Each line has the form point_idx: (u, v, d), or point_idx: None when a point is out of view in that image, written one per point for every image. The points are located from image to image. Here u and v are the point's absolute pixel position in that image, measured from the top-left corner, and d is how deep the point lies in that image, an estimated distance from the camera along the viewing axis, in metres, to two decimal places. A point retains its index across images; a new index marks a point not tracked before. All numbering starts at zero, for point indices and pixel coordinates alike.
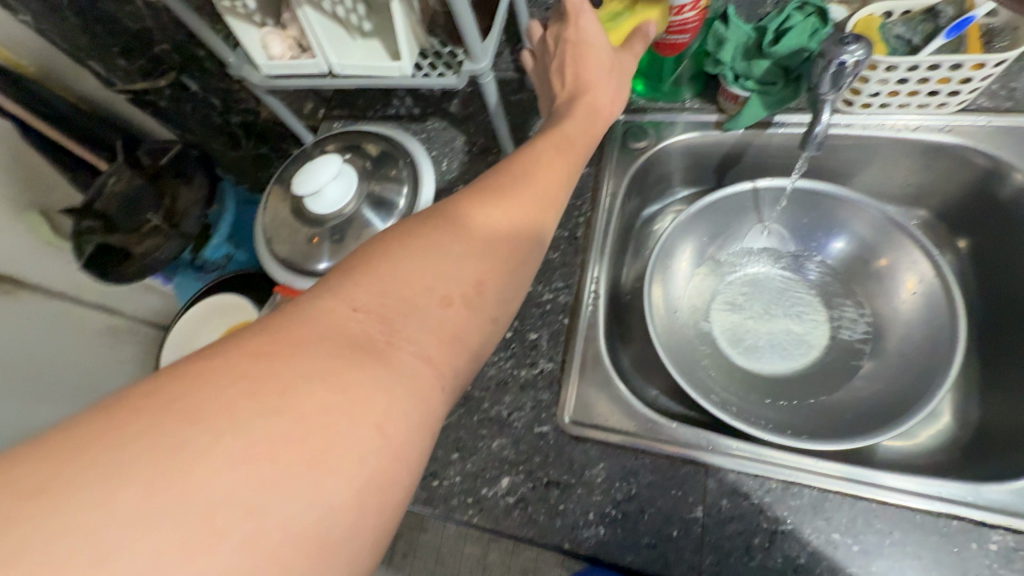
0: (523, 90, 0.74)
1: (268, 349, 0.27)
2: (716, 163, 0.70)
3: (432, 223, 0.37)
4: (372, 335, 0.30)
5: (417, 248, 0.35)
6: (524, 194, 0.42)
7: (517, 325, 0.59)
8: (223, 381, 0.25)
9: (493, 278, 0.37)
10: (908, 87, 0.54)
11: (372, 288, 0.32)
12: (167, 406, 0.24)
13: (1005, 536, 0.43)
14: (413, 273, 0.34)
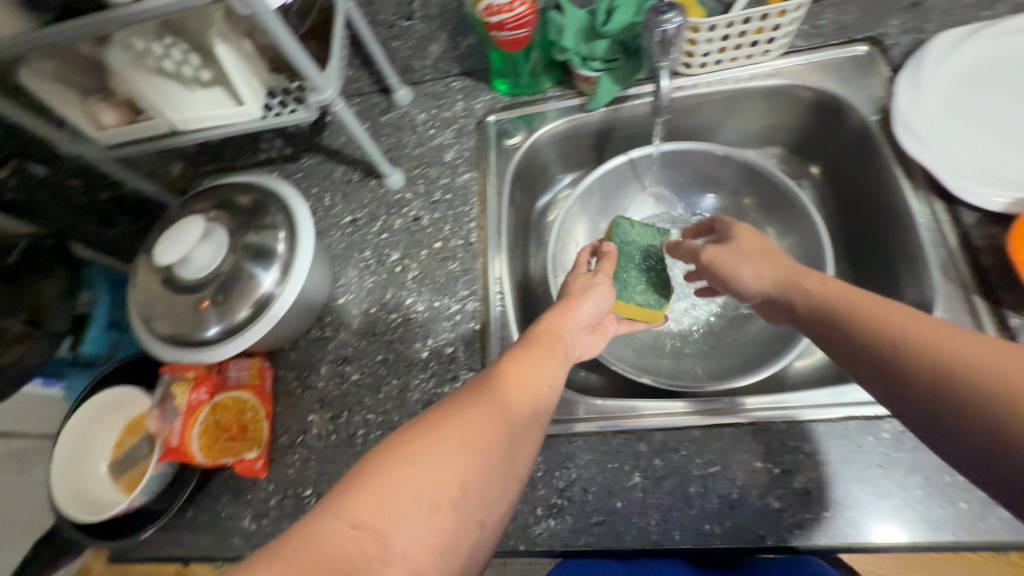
0: (392, 109, 0.73)
1: None
2: (589, 143, 0.72)
3: (429, 423, 0.36)
4: (363, 558, 0.27)
5: (417, 453, 0.33)
6: (519, 389, 0.42)
7: (432, 343, 0.59)
8: None
9: (486, 477, 0.34)
10: (731, 42, 0.59)
11: (364, 501, 0.30)
12: None
13: (894, 423, 0.47)
14: (402, 479, 0.31)
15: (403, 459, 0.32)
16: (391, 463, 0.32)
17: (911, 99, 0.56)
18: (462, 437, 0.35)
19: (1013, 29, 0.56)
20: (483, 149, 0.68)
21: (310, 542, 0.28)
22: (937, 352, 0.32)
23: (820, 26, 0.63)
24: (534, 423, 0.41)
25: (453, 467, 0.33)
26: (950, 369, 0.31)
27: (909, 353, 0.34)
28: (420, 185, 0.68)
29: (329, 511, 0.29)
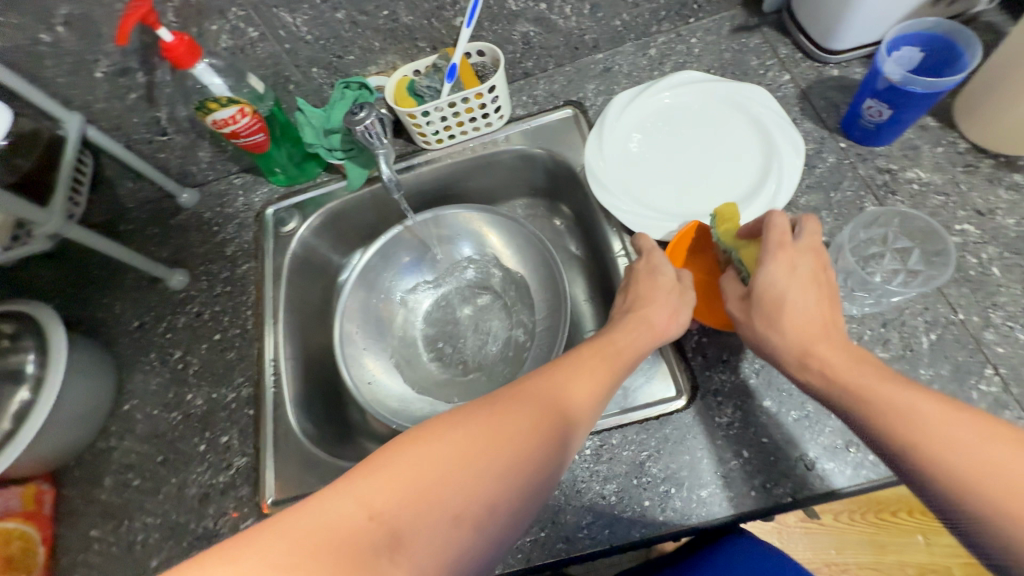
0: (180, 212, 0.77)
1: (382, 509, 0.31)
2: (362, 220, 0.77)
3: (491, 414, 0.38)
4: (375, 548, 0.30)
5: (450, 449, 0.35)
6: (576, 384, 0.43)
7: (209, 435, 0.62)
8: (286, 543, 0.29)
9: (501, 498, 0.35)
10: (452, 121, 0.68)
11: (393, 493, 0.32)
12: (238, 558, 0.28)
13: (593, 439, 0.53)
14: (479, 449, 0.35)
15: (427, 442, 0.35)
16: (393, 460, 0.34)
17: (596, 151, 0.66)
18: (489, 451, 0.36)
19: (674, 85, 0.67)
20: (262, 239, 0.73)
21: (290, 517, 0.30)
22: (915, 422, 0.35)
23: (535, 96, 0.73)
24: (575, 431, 0.41)
25: (477, 487, 0.34)
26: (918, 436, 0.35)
27: (886, 418, 0.37)
28: (203, 281, 0.72)
29: (383, 471, 0.33)
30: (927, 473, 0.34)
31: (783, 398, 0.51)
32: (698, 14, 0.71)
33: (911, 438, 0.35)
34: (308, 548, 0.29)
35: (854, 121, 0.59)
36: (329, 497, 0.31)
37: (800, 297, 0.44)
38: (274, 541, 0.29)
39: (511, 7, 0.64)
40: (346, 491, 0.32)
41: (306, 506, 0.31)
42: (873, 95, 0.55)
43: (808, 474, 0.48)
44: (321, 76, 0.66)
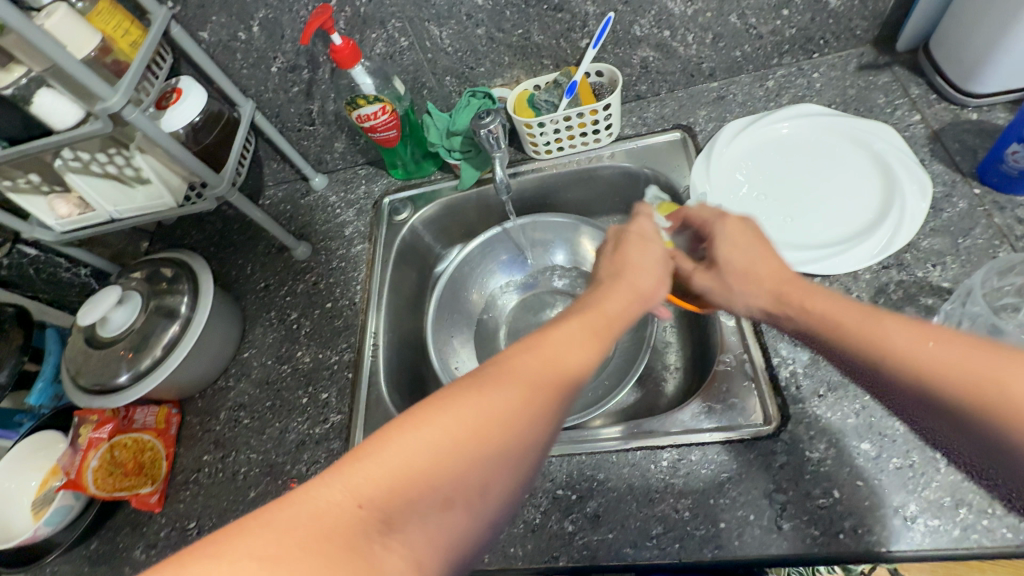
0: (311, 193, 0.87)
1: (367, 496, 0.30)
2: (464, 219, 0.84)
3: (479, 391, 0.36)
4: (364, 540, 0.28)
5: (437, 432, 0.33)
6: (568, 355, 0.39)
7: (312, 390, 0.69)
8: (265, 538, 0.27)
9: (496, 475, 0.33)
10: (564, 133, 0.72)
11: (378, 482, 0.30)
12: (216, 552, 0.26)
13: (672, 452, 0.53)
14: (468, 421, 0.34)
15: (405, 430, 0.32)
16: (376, 449, 0.32)
17: (701, 175, 0.67)
18: (479, 429, 0.33)
19: (790, 117, 0.68)
20: (376, 225, 0.81)
21: (278, 511, 0.28)
22: (884, 346, 0.35)
23: (645, 118, 0.76)
24: (569, 402, 0.38)
25: (470, 467, 0.32)
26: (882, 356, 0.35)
27: (862, 349, 0.37)
28: (323, 255, 0.81)
29: (367, 461, 0.31)
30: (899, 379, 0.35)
31: (884, 443, 0.48)
32: (823, 50, 0.71)
33: (877, 359, 0.36)
34: (298, 538, 0.27)
35: (993, 166, 0.56)
36: (311, 491, 0.29)
37: (755, 266, 0.47)
38: (265, 534, 0.27)
39: (636, 32, 0.67)
40: (332, 482, 0.30)
41: (294, 499, 0.29)
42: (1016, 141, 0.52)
43: (907, 528, 0.45)
44: (452, 84, 0.74)
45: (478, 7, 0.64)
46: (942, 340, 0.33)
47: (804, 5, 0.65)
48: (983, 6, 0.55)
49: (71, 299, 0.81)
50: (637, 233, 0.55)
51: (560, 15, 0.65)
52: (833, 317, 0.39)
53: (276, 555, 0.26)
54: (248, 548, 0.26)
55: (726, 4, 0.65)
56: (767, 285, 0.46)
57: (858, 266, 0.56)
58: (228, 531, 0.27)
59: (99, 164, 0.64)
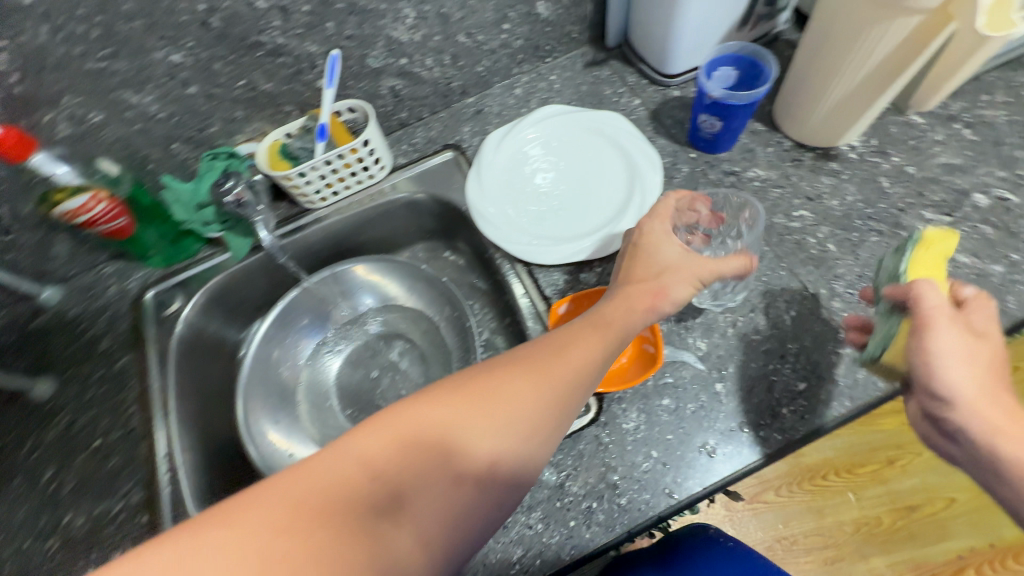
0: (41, 313, 0.70)
1: (382, 469, 0.37)
2: (250, 292, 0.74)
3: (498, 377, 0.43)
4: (379, 503, 0.36)
5: (427, 424, 0.39)
6: (542, 390, 0.42)
7: (96, 556, 0.55)
8: (292, 495, 0.35)
9: (504, 456, 0.40)
10: (332, 177, 0.68)
11: (405, 427, 0.39)
12: (266, 496, 0.34)
13: None
14: (484, 397, 0.41)
15: (377, 433, 0.39)
16: (364, 438, 0.38)
17: (478, 190, 0.69)
18: (442, 441, 0.39)
19: (536, 122, 0.72)
20: (141, 328, 0.68)
21: (284, 479, 0.36)
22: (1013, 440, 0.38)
23: (414, 144, 0.76)
24: (540, 443, 0.41)
25: (416, 478, 0.37)
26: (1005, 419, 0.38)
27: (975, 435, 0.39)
28: (77, 384, 0.65)
29: (350, 451, 0.37)
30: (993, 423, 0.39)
31: (679, 394, 0.54)
32: (552, 54, 0.78)
33: (986, 416, 0.39)
34: (318, 500, 0.35)
35: (697, 134, 0.66)
36: (313, 475, 0.36)
37: (969, 357, 0.40)
38: (266, 505, 0.34)
39: (371, 64, 0.66)
40: (362, 439, 0.38)
41: (302, 479, 0.36)
42: (704, 111, 0.62)
43: (710, 462, 0.51)
44: (184, 151, 0.64)
45: (177, 65, 0.56)
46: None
47: (519, 18, 0.70)
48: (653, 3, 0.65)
49: None
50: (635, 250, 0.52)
51: (282, 59, 0.60)
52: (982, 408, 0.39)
53: (302, 510, 0.34)
54: (252, 505, 0.34)
55: (450, 26, 0.66)
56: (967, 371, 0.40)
57: (552, 241, 0.64)
58: (283, 473, 0.36)
59: None
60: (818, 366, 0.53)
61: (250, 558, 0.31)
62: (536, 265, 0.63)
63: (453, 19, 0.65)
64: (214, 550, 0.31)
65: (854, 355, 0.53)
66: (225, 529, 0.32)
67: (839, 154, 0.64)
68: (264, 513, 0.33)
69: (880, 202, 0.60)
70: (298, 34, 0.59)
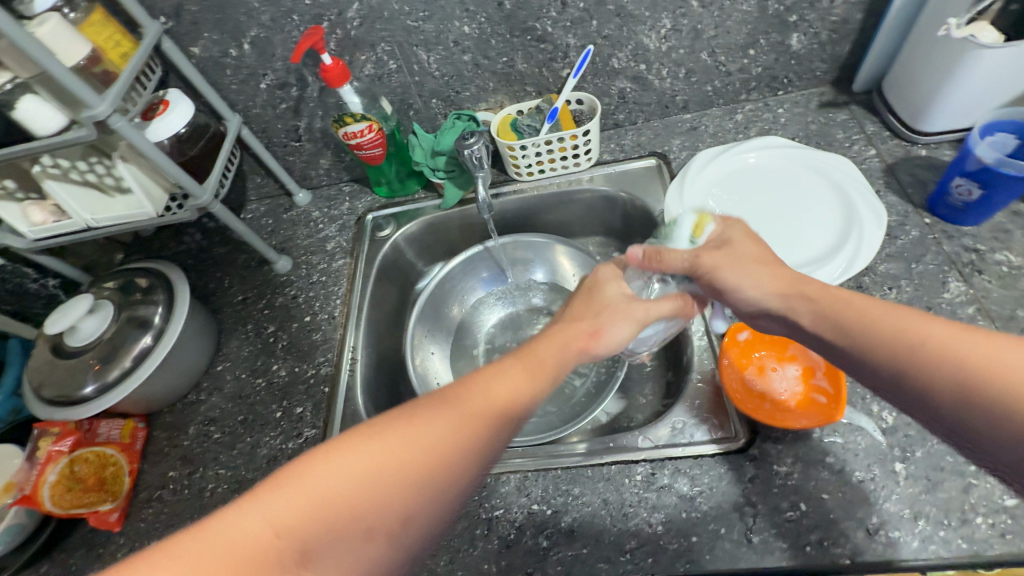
0: (294, 209, 0.88)
1: (462, 401, 0.39)
2: (444, 237, 0.85)
3: (529, 350, 0.44)
4: (476, 421, 0.38)
5: (495, 378, 0.41)
6: (509, 398, 0.40)
7: (286, 404, 0.68)
8: (373, 441, 0.35)
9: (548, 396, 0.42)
10: (546, 156, 0.75)
11: (484, 379, 0.41)
12: (349, 442, 0.35)
13: (645, 467, 0.54)
14: (526, 364, 0.43)
15: (332, 456, 0.34)
16: (311, 467, 0.33)
17: (675, 200, 0.70)
18: (402, 472, 0.34)
19: (758, 148, 0.72)
20: (359, 241, 0.81)
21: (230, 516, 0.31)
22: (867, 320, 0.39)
23: (622, 145, 0.80)
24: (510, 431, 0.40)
25: (389, 502, 0.34)
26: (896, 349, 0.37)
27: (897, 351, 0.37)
28: (303, 269, 0.81)
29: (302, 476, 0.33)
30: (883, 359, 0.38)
31: (847, 457, 0.50)
32: (787, 88, 0.76)
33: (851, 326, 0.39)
34: (402, 448, 0.36)
35: (941, 199, 0.60)
36: (273, 493, 0.32)
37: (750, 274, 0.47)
38: (365, 450, 0.35)
39: (614, 64, 0.71)
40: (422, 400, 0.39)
41: (263, 495, 0.32)
42: (962, 173, 0.56)
43: (869, 540, 0.46)
44: (438, 106, 0.76)
45: (465, 35, 0.67)
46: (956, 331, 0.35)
47: (768, 47, 0.70)
48: (928, 53, 0.60)
49: (36, 311, 0.79)
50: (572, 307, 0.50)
51: (543, 46, 0.69)
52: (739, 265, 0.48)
53: (383, 446, 0.35)
54: (207, 542, 0.30)
55: (699, 42, 0.69)
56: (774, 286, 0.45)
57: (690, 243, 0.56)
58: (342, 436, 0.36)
59: (79, 172, 0.63)
60: None
61: (358, 482, 0.34)
62: None
63: (705, 35, 0.68)
64: (324, 486, 0.33)
65: None
66: (324, 471, 0.34)
67: None
68: (341, 463, 0.34)
69: None
70: (566, 25, 0.66)
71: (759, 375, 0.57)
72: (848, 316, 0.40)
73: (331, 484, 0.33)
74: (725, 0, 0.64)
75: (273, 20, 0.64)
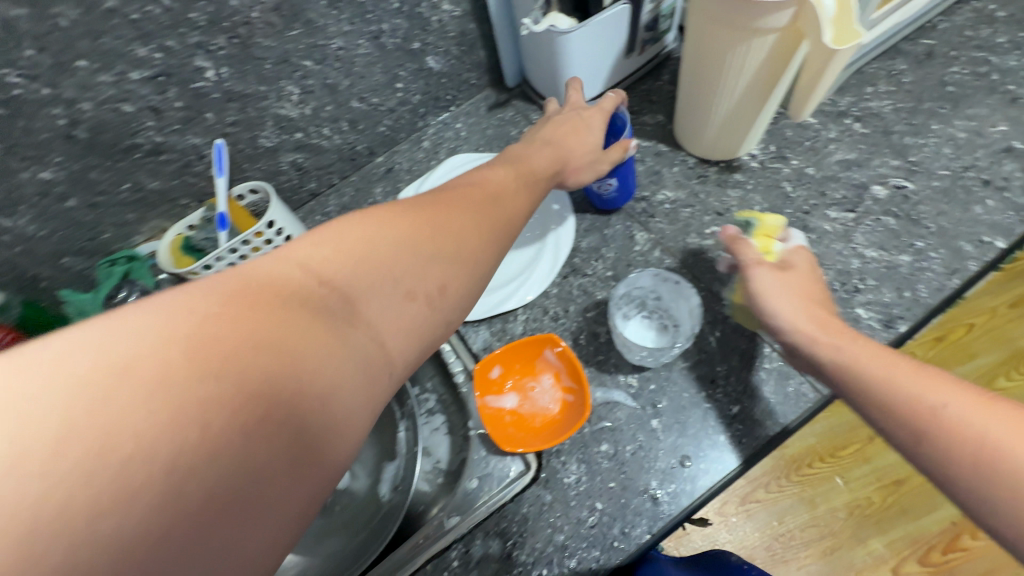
0: None
1: (379, 259, 0.36)
2: None
3: (443, 202, 0.42)
4: (385, 280, 0.36)
5: (411, 226, 0.38)
6: (436, 249, 0.38)
7: None
8: (260, 289, 0.32)
9: (457, 278, 0.39)
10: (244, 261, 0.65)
11: (405, 226, 0.38)
12: (244, 295, 0.31)
13: (457, 549, 0.51)
14: (446, 217, 0.41)
15: (235, 301, 0.30)
16: (216, 305, 0.30)
17: None
18: (360, 264, 0.35)
19: (442, 176, 0.72)
20: None
21: (256, 264, 0.33)
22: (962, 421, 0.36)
23: (328, 213, 0.74)
24: (432, 306, 0.37)
25: (278, 370, 0.29)
26: (903, 412, 0.40)
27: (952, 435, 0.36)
28: None
29: (343, 228, 0.37)
30: (890, 424, 0.40)
31: (616, 437, 0.52)
32: (455, 102, 0.78)
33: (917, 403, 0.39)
34: (293, 307, 0.32)
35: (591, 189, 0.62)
36: (115, 333, 0.27)
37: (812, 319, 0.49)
38: (251, 305, 0.31)
39: (264, 144, 0.64)
40: (348, 229, 0.37)
41: (101, 331, 0.27)
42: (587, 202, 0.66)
43: (656, 506, 0.49)
44: (77, 263, 0.61)
45: (48, 181, 0.53)
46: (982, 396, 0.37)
47: (411, 75, 0.70)
48: (534, 49, 0.65)
49: None
50: (500, 164, 0.52)
51: (166, 157, 0.59)
52: (812, 312, 0.50)
53: (305, 287, 0.33)
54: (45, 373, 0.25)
55: (340, 95, 0.65)
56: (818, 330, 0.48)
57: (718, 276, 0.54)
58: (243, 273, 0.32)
59: None
60: (748, 385, 0.53)
61: (230, 335, 0.29)
62: (463, 326, 0.61)
63: (342, 87, 0.65)
64: (177, 337, 0.28)
65: (781, 368, 0.53)
66: (199, 315, 0.29)
67: (741, 164, 0.65)
68: (214, 318, 0.29)
69: (787, 206, 0.61)
70: (176, 129, 0.57)
71: (523, 399, 0.57)
72: (906, 396, 0.40)
73: (206, 325, 0.29)
74: (339, 51, 0.61)
75: None
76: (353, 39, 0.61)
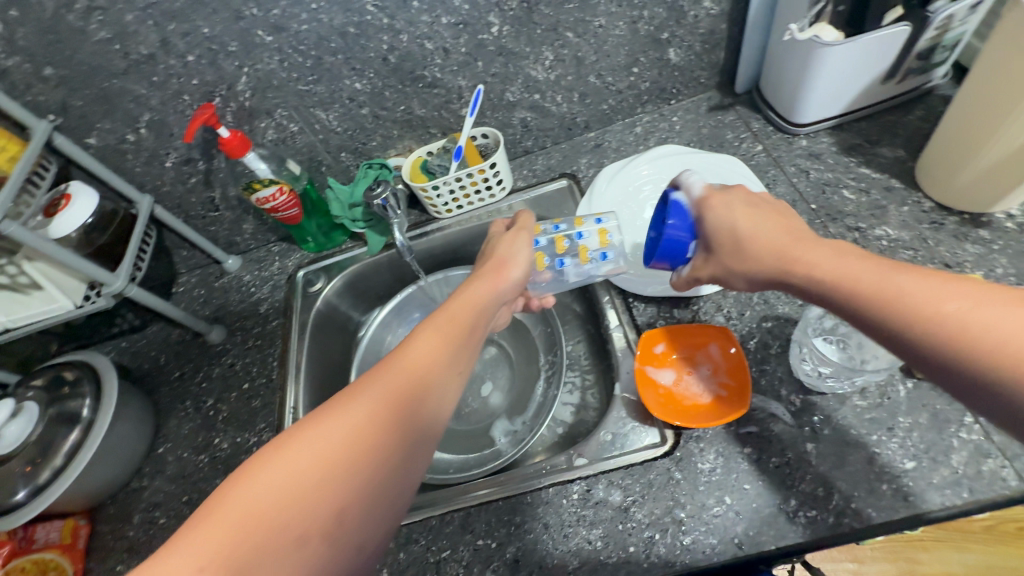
0: (224, 276, 0.87)
1: (339, 442, 0.36)
2: (375, 283, 0.86)
3: (394, 365, 0.42)
4: (342, 473, 0.35)
5: (364, 405, 0.39)
6: (396, 423, 0.39)
7: (230, 476, 0.68)
8: (222, 523, 0.31)
9: (416, 447, 0.39)
10: (462, 190, 0.77)
11: (356, 412, 0.38)
12: (201, 541, 0.30)
13: (580, 485, 0.55)
14: (398, 380, 0.41)
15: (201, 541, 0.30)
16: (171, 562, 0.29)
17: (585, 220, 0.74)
18: (276, 509, 0.32)
19: (652, 159, 0.76)
20: (291, 298, 0.81)
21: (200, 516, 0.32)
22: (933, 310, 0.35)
23: (534, 170, 0.83)
24: (385, 498, 0.37)
25: None
26: (881, 315, 0.37)
27: (944, 333, 0.34)
28: (239, 336, 0.81)
29: (254, 485, 0.33)
30: (866, 323, 0.38)
31: (763, 445, 0.52)
32: (677, 96, 0.80)
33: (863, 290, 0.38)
34: (241, 534, 0.31)
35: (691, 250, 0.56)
36: None
37: (752, 226, 0.48)
38: (211, 541, 0.30)
39: (509, 98, 0.74)
40: (307, 423, 0.37)
41: None
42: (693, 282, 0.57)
43: (790, 523, 0.48)
44: (348, 159, 0.78)
45: (358, 91, 0.69)
46: (980, 297, 0.34)
47: (650, 63, 0.74)
48: (786, 57, 0.65)
49: None
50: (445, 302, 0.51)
51: (436, 91, 0.71)
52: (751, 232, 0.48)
53: (262, 508, 0.32)
54: None
55: (584, 68, 0.73)
56: (774, 239, 0.47)
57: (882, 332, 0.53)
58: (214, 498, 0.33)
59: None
60: (932, 447, 0.49)
61: None
62: (634, 300, 0.65)
63: (588, 61, 0.72)
64: None
65: (980, 444, 0.48)
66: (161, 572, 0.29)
67: (991, 221, 0.58)
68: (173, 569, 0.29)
69: None
70: (453, 70, 0.69)
71: (680, 377, 0.59)
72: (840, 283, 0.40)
73: None
74: (598, 28, 0.68)
75: (163, 103, 0.65)
76: (614, 20, 0.67)
